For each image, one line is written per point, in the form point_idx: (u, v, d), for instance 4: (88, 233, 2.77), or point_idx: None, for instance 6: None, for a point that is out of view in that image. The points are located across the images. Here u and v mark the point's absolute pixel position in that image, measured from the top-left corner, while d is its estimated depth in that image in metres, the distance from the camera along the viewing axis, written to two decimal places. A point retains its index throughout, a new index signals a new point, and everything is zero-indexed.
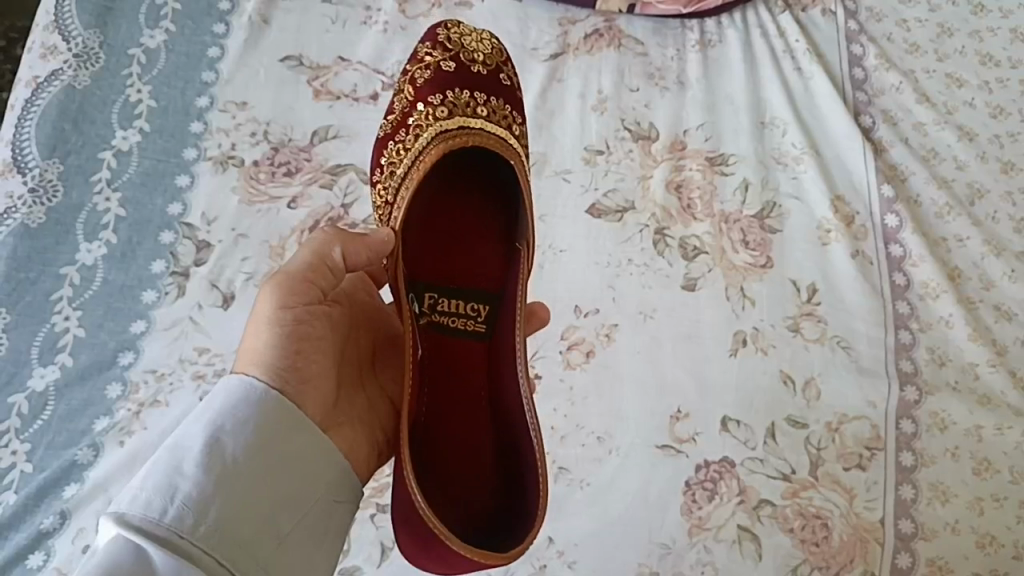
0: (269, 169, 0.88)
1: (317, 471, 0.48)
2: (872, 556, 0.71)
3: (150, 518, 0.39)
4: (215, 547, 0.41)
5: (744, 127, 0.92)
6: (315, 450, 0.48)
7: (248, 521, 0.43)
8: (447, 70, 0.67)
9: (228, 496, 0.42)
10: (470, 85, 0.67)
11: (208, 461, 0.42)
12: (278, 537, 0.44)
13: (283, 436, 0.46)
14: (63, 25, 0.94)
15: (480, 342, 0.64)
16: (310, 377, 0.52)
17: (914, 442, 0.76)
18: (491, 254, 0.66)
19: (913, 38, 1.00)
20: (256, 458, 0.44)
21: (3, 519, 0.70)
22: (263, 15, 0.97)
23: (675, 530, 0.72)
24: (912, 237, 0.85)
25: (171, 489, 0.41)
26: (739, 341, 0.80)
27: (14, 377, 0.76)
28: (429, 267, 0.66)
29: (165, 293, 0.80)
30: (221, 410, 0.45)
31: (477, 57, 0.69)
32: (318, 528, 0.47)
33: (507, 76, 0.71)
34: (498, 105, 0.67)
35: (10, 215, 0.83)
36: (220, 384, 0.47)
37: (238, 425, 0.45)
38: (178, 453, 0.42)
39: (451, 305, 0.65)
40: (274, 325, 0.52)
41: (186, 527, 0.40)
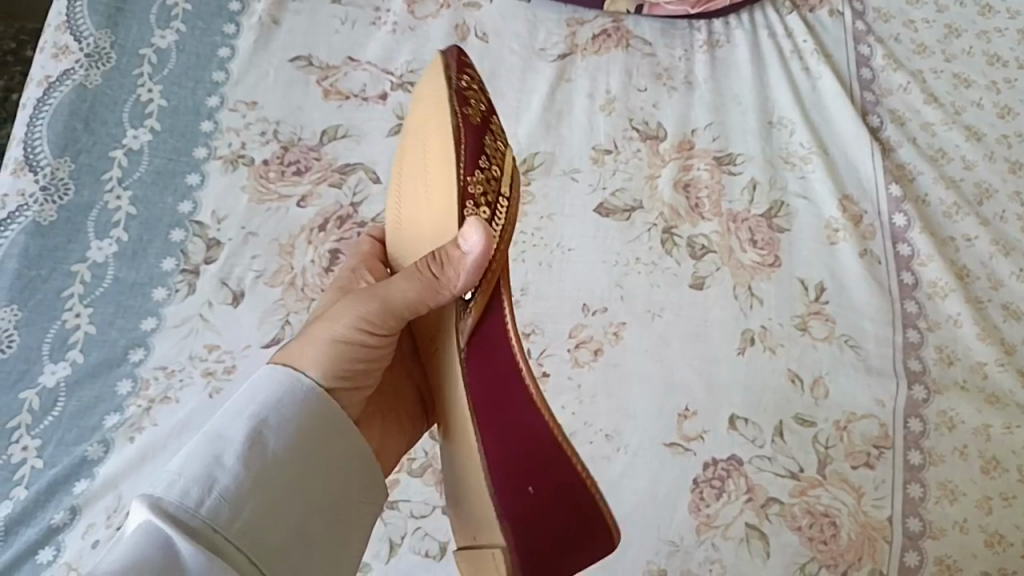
0: (279, 168, 0.88)
1: (352, 477, 0.48)
2: (881, 554, 0.71)
3: (186, 507, 0.39)
4: (247, 542, 0.41)
5: (752, 126, 0.92)
6: (353, 454, 0.48)
7: (280, 519, 0.43)
8: None
9: (264, 491, 0.42)
10: None
11: (247, 455, 0.43)
12: (305, 540, 0.44)
13: (324, 440, 0.46)
14: (75, 26, 0.95)
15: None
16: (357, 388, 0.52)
17: (923, 441, 0.76)
18: None
19: (921, 39, 1.00)
20: (295, 456, 0.44)
21: (15, 514, 0.70)
22: (273, 15, 0.98)
23: (684, 529, 0.72)
24: (920, 236, 0.85)
25: (208, 480, 0.41)
26: (747, 340, 0.80)
27: (25, 373, 0.76)
28: None
29: (175, 290, 0.81)
30: (265, 405, 0.45)
31: None
32: (343, 532, 0.47)
33: None
34: None
35: (22, 213, 0.84)
36: (264, 378, 0.47)
37: (279, 422, 0.45)
38: (220, 444, 0.43)
39: None
40: (340, 342, 0.51)
41: (222, 520, 0.40)
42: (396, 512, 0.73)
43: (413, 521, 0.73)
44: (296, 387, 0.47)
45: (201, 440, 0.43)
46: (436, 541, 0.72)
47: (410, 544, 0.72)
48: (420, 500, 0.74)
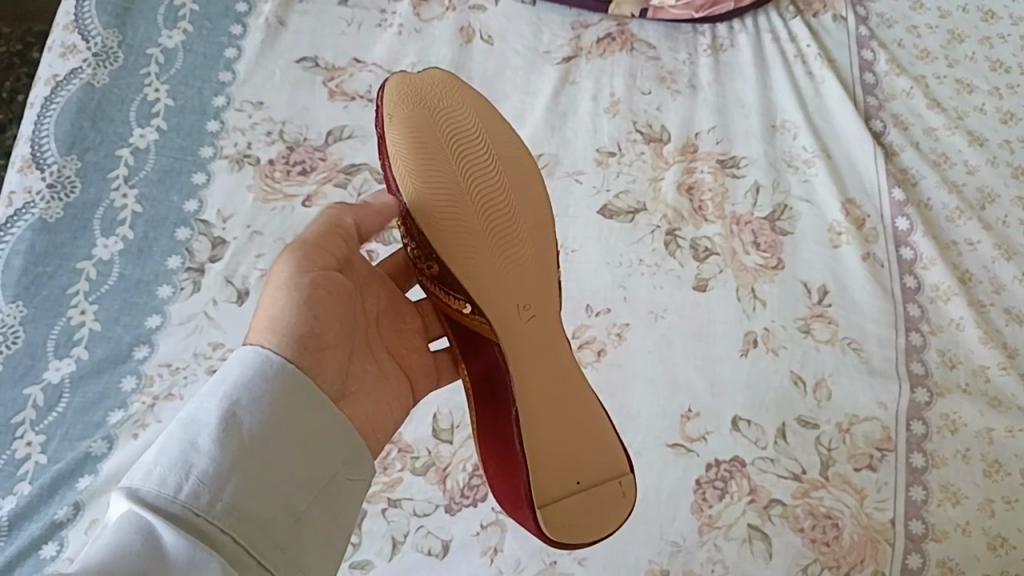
0: (285, 168, 0.88)
1: (331, 449, 0.49)
2: (883, 556, 0.71)
3: (164, 495, 0.40)
4: (231, 524, 0.41)
5: (755, 130, 0.92)
6: (330, 428, 0.49)
7: (262, 498, 0.43)
8: None
9: (243, 472, 0.43)
10: None
11: (223, 437, 0.43)
12: (294, 516, 0.45)
13: (300, 413, 0.47)
14: (83, 25, 0.96)
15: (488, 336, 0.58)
16: (325, 347, 0.54)
17: (925, 444, 0.76)
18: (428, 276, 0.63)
19: (924, 44, 1.00)
20: (271, 435, 0.45)
21: (18, 509, 0.70)
22: (279, 16, 0.98)
23: (686, 529, 0.72)
24: (923, 240, 0.86)
25: (186, 465, 0.41)
26: (750, 341, 0.81)
27: (30, 369, 0.77)
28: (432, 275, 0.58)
29: (180, 288, 0.81)
30: (234, 385, 0.45)
31: None
32: (329, 507, 0.47)
33: None
34: None
35: (29, 210, 0.84)
36: (233, 358, 0.47)
37: (251, 400, 0.45)
38: (194, 429, 0.43)
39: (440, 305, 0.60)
40: (288, 290, 0.55)
41: (202, 504, 0.41)
42: (398, 510, 0.73)
43: (415, 520, 0.73)
44: (257, 356, 0.47)
45: (175, 426, 0.43)
46: (439, 539, 0.72)
47: (412, 543, 0.72)
48: (423, 498, 0.74)
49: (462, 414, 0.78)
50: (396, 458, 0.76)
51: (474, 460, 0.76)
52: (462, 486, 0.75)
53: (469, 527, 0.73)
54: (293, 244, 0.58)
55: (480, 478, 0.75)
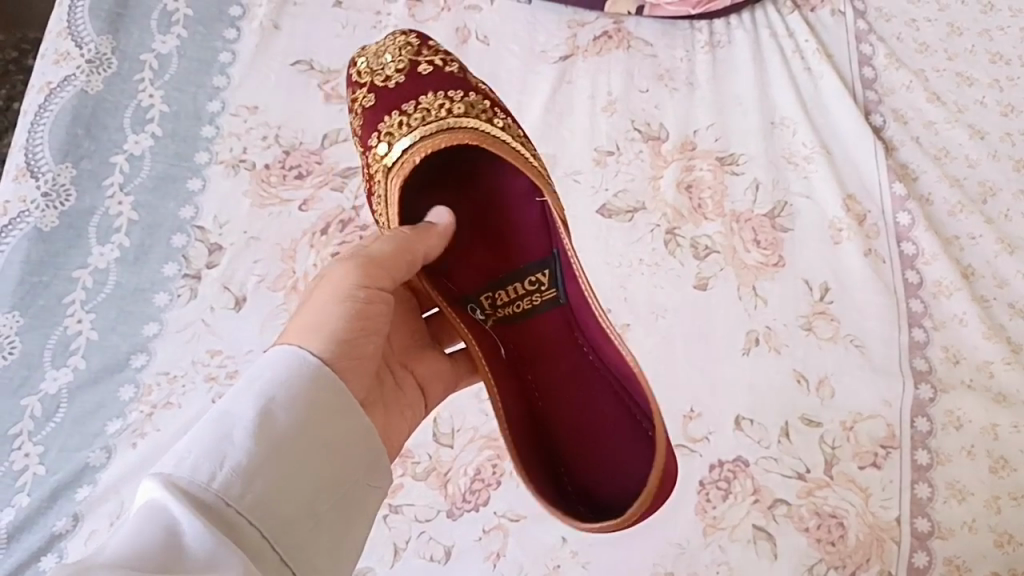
0: (281, 172, 0.88)
1: (357, 452, 0.48)
2: (889, 555, 0.70)
3: (196, 483, 0.39)
4: (258, 518, 0.41)
5: (754, 126, 0.91)
6: (359, 433, 0.48)
7: (292, 494, 0.43)
8: (370, 105, 0.68)
9: (274, 465, 0.42)
10: (395, 101, 0.66)
11: (260, 430, 0.42)
12: (315, 517, 0.44)
13: (335, 413, 0.46)
14: (76, 31, 0.94)
15: (556, 308, 0.66)
16: (364, 355, 0.52)
17: (930, 441, 0.75)
18: (530, 217, 0.67)
19: (924, 38, 0.99)
20: (306, 431, 0.44)
21: (17, 520, 0.70)
22: (273, 19, 0.97)
23: (690, 532, 0.72)
24: (925, 235, 0.85)
25: (220, 456, 0.40)
26: (751, 340, 0.80)
27: (27, 380, 0.76)
28: (512, 253, 0.68)
29: (177, 295, 0.81)
30: (276, 376, 0.45)
31: (390, 68, 0.69)
32: (348, 510, 0.47)
33: (427, 62, 0.68)
34: (427, 100, 0.65)
35: (24, 219, 0.84)
36: (275, 352, 0.46)
37: (289, 397, 0.44)
38: (230, 419, 0.42)
39: (510, 293, 0.67)
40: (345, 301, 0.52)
41: (232, 495, 0.40)
42: (399, 516, 0.73)
43: (417, 525, 0.73)
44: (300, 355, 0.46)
45: (212, 416, 0.42)
46: (441, 545, 0.72)
47: (414, 548, 0.72)
48: (425, 504, 0.74)
49: (463, 418, 0.77)
50: (397, 463, 0.75)
51: (475, 463, 0.75)
52: (463, 491, 0.74)
53: (471, 532, 0.72)
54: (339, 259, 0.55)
55: (482, 482, 0.74)
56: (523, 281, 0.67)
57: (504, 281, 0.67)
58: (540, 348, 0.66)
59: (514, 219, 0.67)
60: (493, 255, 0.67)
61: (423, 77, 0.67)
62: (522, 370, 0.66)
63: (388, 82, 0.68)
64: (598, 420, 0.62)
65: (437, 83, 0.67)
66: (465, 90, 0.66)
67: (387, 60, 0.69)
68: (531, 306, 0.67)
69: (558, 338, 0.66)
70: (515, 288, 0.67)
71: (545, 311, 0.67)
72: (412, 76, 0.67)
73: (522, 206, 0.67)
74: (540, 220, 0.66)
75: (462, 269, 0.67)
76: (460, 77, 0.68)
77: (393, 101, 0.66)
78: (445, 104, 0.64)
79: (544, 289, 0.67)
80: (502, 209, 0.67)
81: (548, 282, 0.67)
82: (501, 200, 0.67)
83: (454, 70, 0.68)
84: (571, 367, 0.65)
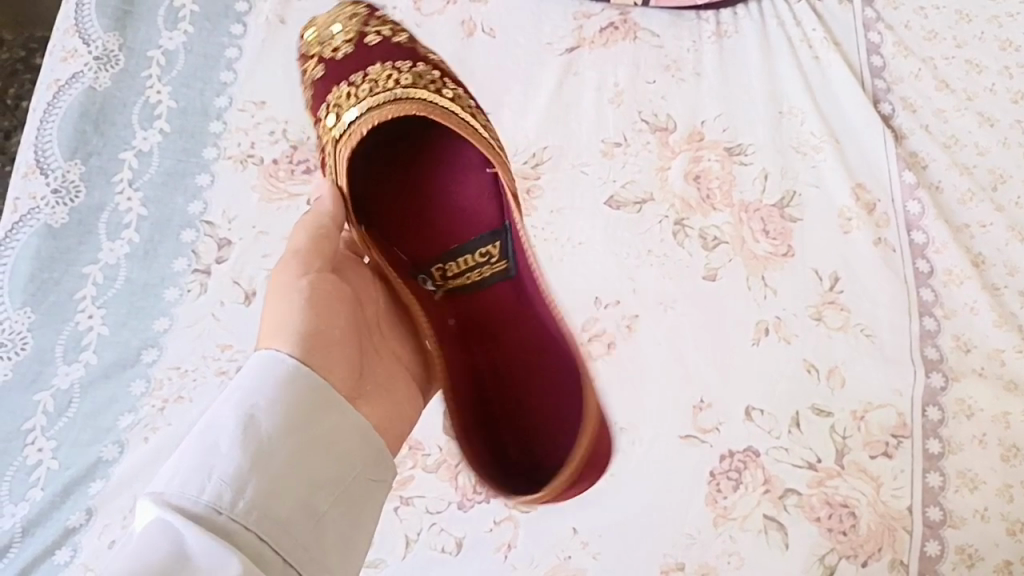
0: (289, 166, 0.88)
1: (352, 447, 0.48)
2: (900, 544, 0.70)
3: (188, 497, 0.40)
4: (255, 523, 0.41)
5: (762, 117, 0.91)
6: (347, 429, 0.48)
7: (286, 496, 0.43)
8: (320, 78, 0.67)
9: (264, 471, 0.43)
10: (345, 72, 0.66)
11: (242, 441, 0.43)
12: (317, 517, 0.44)
13: (319, 409, 0.47)
14: (84, 28, 0.94)
15: (508, 277, 0.67)
16: (330, 343, 0.53)
17: (941, 429, 0.75)
18: (480, 188, 0.67)
19: (932, 25, 0.98)
20: (289, 435, 0.44)
21: (32, 514, 0.71)
22: (279, 14, 0.97)
23: (700, 521, 0.72)
24: (935, 224, 0.84)
25: (207, 468, 0.41)
26: (761, 330, 0.80)
27: (40, 376, 0.77)
28: (458, 228, 0.68)
29: (187, 290, 0.81)
30: (247, 390, 0.46)
31: (336, 41, 0.68)
32: (353, 508, 0.47)
33: (374, 35, 0.68)
34: (376, 71, 0.65)
35: (34, 216, 0.84)
36: (250, 361, 0.48)
37: (270, 404, 0.45)
38: (214, 432, 0.43)
39: (460, 265, 0.68)
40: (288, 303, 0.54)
41: (226, 504, 0.41)
42: (410, 508, 0.73)
43: (428, 517, 0.73)
44: (267, 359, 0.47)
45: (197, 432, 0.43)
46: (452, 537, 0.72)
47: (426, 540, 0.72)
48: (436, 496, 0.74)
49: None
50: (408, 455, 0.76)
51: None
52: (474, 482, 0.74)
53: (483, 524, 0.72)
54: (288, 252, 0.58)
55: None
56: (474, 253, 0.68)
57: (455, 253, 0.68)
58: (494, 318, 0.67)
59: (464, 191, 0.67)
60: (439, 230, 0.68)
61: (370, 49, 0.67)
62: (472, 341, 0.67)
63: (337, 54, 0.68)
64: (562, 392, 0.64)
65: (385, 53, 0.67)
66: (412, 61, 0.66)
67: (334, 33, 0.69)
68: (482, 277, 0.68)
69: (512, 307, 0.67)
70: (465, 261, 0.68)
71: (501, 282, 0.67)
72: (358, 45, 0.68)
73: (473, 181, 0.67)
74: (491, 191, 0.67)
75: (414, 245, 0.68)
76: (408, 45, 0.69)
77: (343, 73, 0.66)
78: (393, 75, 0.65)
79: (496, 260, 0.67)
80: (449, 180, 0.68)
81: (499, 253, 0.67)
82: (454, 169, 0.68)
83: (399, 42, 0.69)
84: (528, 335, 0.66)
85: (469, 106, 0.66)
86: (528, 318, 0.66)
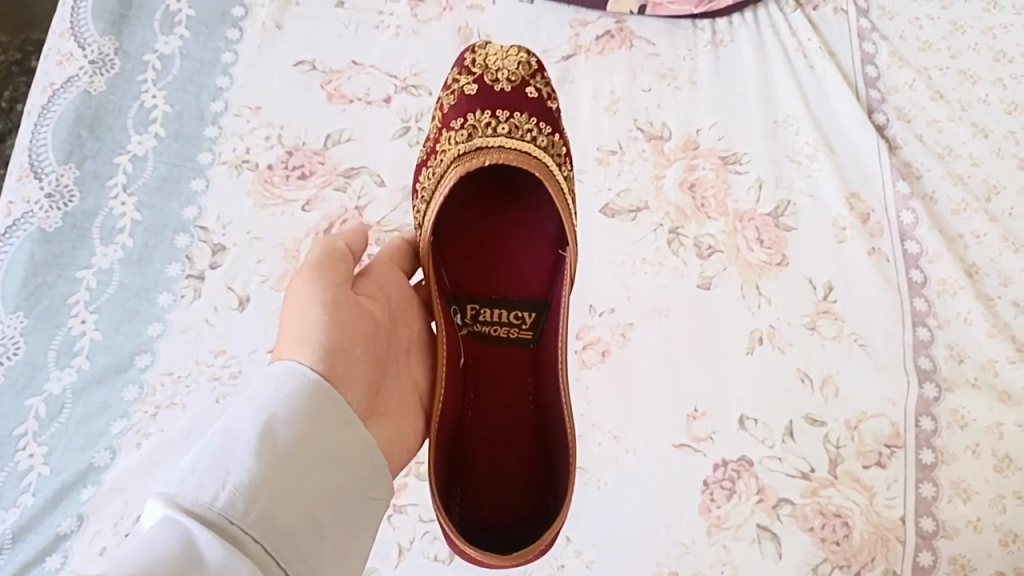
0: (284, 172, 0.88)
1: (358, 465, 0.48)
2: (894, 554, 0.70)
3: (200, 502, 0.40)
4: (263, 534, 0.41)
5: (757, 126, 0.91)
6: (358, 447, 0.48)
7: (293, 508, 0.43)
8: (470, 94, 0.69)
9: (277, 480, 0.43)
10: (493, 104, 0.68)
11: (259, 448, 0.43)
12: (320, 531, 0.44)
13: (331, 425, 0.47)
14: (79, 32, 0.94)
15: (525, 351, 0.66)
16: (354, 361, 0.53)
17: (935, 439, 0.75)
18: (541, 256, 0.67)
19: (926, 36, 0.99)
20: (303, 447, 0.45)
21: (22, 521, 0.70)
22: (276, 19, 0.97)
23: (694, 531, 0.72)
24: (929, 234, 0.84)
25: (222, 474, 0.41)
26: (756, 339, 0.80)
27: (31, 381, 0.77)
28: (506, 283, 0.67)
29: (181, 296, 0.81)
30: (268, 397, 0.46)
31: (502, 74, 0.70)
32: (354, 523, 0.47)
33: (535, 88, 0.70)
34: (521, 120, 0.67)
35: (27, 220, 0.84)
36: (271, 370, 0.48)
37: (288, 414, 0.45)
38: (231, 438, 0.43)
39: (494, 314, 0.67)
40: (312, 310, 0.54)
41: (237, 512, 0.41)
42: (403, 516, 0.73)
43: (420, 525, 0.73)
44: (293, 370, 0.48)
45: (213, 436, 0.43)
46: (445, 544, 0.72)
47: (418, 548, 0.72)
48: (429, 504, 0.74)
49: None
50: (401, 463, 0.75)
51: None
52: None
53: None
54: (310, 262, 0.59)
55: None
56: (510, 310, 0.66)
57: (495, 302, 0.67)
58: (498, 375, 0.66)
59: (527, 254, 0.67)
60: (487, 275, 0.67)
61: (524, 97, 0.69)
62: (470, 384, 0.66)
63: (496, 85, 0.69)
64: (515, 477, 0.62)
65: (542, 110, 0.69)
66: (552, 128, 0.69)
67: (504, 65, 0.70)
68: (507, 335, 0.66)
69: (519, 376, 0.66)
70: (500, 313, 0.67)
71: (522, 350, 0.66)
72: (515, 94, 0.69)
73: (540, 249, 0.67)
74: (551, 267, 0.66)
75: (459, 274, 0.67)
76: (556, 114, 0.71)
77: (489, 104, 0.68)
78: (534, 134, 0.67)
79: (525, 327, 0.66)
80: (521, 240, 0.67)
81: (530, 324, 0.66)
82: (530, 229, 0.67)
83: (550, 106, 0.70)
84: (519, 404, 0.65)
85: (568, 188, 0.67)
86: (522, 403, 0.66)
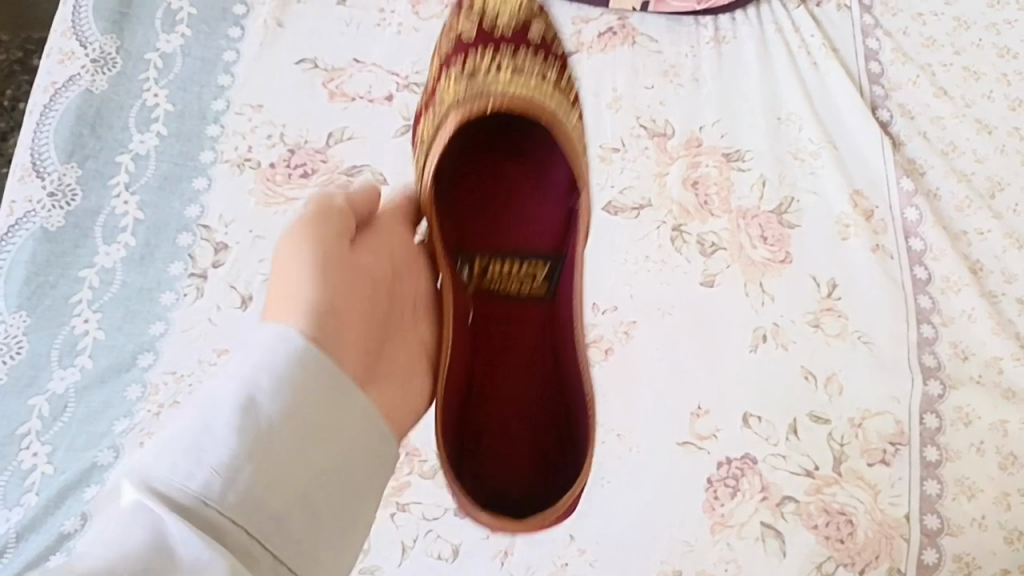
0: (287, 170, 0.88)
1: (354, 437, 0.48)
2: (898, 552, 0.70)
3: (175, 485, 0.41)
4: (242, 514, 0.41)
5: (760, 123, 0.91)
6: (351, 412, 0.48)
7: (276, 487, 0.43)
8: (468, 39, 0.67)
9: (258, 459, 0.43)
10: (496, 45, 0.66)
11: (239, 425, 0.43)
12: (310, 506, 0.44)
13: (323, 399, 0.46)
14: (80, 31, 0.94)
15: (540, 305, 0.66)
16: (344, 324, 0.55)
17: (939, 437, 0.75)
18: (548, 203, 0.66)
19: (930, 32, 0.98)
20: (289, 422, 0.44)
21: (27, 519, 0.70)
22: (278, 17, 0.97)
23: (697, 529, 0.72)
24: (932, 231, 0.84)
25: (198, 454, 0.42)
26: (759, 336, 0.80)
27: (34, 380, 0.77)
28: (515, 239, 0.66)
29: (183, 294, 0.81)
30: (257, 365, 0.45)
31: (501, 18, 0.68)
32: (349, 494, 0.47)
33: (536, 36, 0.69)
34: (523, 65, 0.65)
35: (30, 219, 0.84)
36: (262, 332, 0.47)
37: (274, 384, 0.45)
38: (213, 414, 0.43)
39: (503, 268, 0.64)
40: (304, 280, 0.56)
41: (213, 494, 0.41)
42: (407, 514, 0.73)
43: (424, 524, 0.72)
44: (286, 334, 0.47)
45: (196, 409, 0.43)
46: (449, 543, 0.72)
47: (422, 546, 0.71)
48: (433, 502, 0.73)
49: None
50: (405, 463, 0.75)
51: None
52: None
53: (478, 530, 0.72)
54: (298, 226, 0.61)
55: None
56: (522, 264, 0.64)
57: (506, 256, 0.64)
58: (507, 331, 0.65)
59: (536, 205, 0.66)
60: (496, 232, 0.66)
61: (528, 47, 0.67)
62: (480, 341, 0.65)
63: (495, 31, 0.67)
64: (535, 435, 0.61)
65: (543, 56, 0.68)
66: (558, 70, 0.67)
67: (505, 13, 0.68)
68: (518, 292, 0.65)
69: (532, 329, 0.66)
70: (512, 266, 0.64)
71: (535, 307, 0.65)
72: (519, 38, 0.68)
73: (553, 199, 0.65)
74: (563, 218, 0.65)
75: (466, 231, 0.66)
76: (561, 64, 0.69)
77: (490, 46, 0.66)
78: (540, 78, 0.65)
79: (538, 283, 0.65)
80: (529, 193, 0.66)
81: (544, 276, 0.65)
82: (535, 172, 0.66)
83: (552, 50, 0.69)
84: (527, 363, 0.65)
85: (575, 120, 0.66)
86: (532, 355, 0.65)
